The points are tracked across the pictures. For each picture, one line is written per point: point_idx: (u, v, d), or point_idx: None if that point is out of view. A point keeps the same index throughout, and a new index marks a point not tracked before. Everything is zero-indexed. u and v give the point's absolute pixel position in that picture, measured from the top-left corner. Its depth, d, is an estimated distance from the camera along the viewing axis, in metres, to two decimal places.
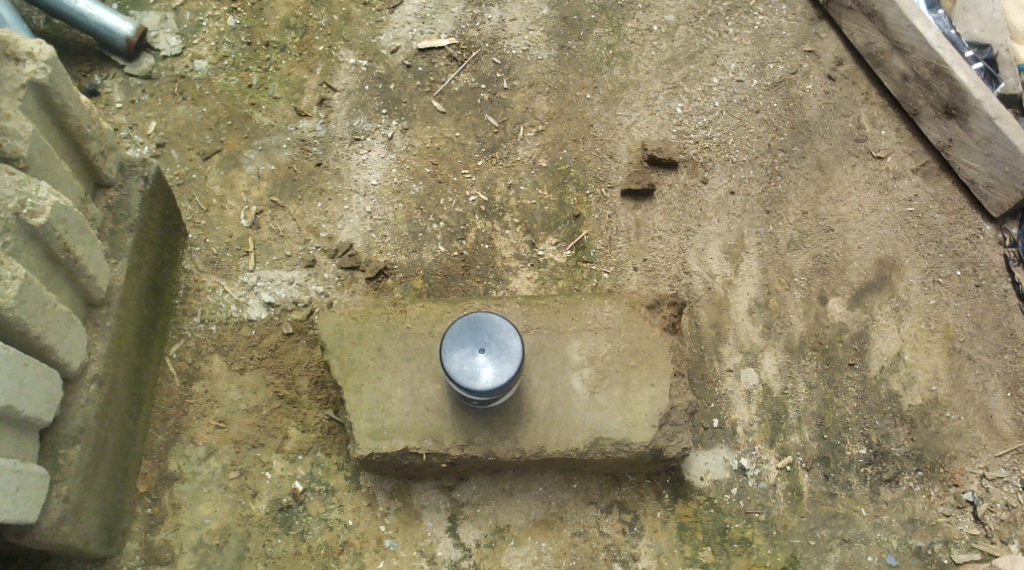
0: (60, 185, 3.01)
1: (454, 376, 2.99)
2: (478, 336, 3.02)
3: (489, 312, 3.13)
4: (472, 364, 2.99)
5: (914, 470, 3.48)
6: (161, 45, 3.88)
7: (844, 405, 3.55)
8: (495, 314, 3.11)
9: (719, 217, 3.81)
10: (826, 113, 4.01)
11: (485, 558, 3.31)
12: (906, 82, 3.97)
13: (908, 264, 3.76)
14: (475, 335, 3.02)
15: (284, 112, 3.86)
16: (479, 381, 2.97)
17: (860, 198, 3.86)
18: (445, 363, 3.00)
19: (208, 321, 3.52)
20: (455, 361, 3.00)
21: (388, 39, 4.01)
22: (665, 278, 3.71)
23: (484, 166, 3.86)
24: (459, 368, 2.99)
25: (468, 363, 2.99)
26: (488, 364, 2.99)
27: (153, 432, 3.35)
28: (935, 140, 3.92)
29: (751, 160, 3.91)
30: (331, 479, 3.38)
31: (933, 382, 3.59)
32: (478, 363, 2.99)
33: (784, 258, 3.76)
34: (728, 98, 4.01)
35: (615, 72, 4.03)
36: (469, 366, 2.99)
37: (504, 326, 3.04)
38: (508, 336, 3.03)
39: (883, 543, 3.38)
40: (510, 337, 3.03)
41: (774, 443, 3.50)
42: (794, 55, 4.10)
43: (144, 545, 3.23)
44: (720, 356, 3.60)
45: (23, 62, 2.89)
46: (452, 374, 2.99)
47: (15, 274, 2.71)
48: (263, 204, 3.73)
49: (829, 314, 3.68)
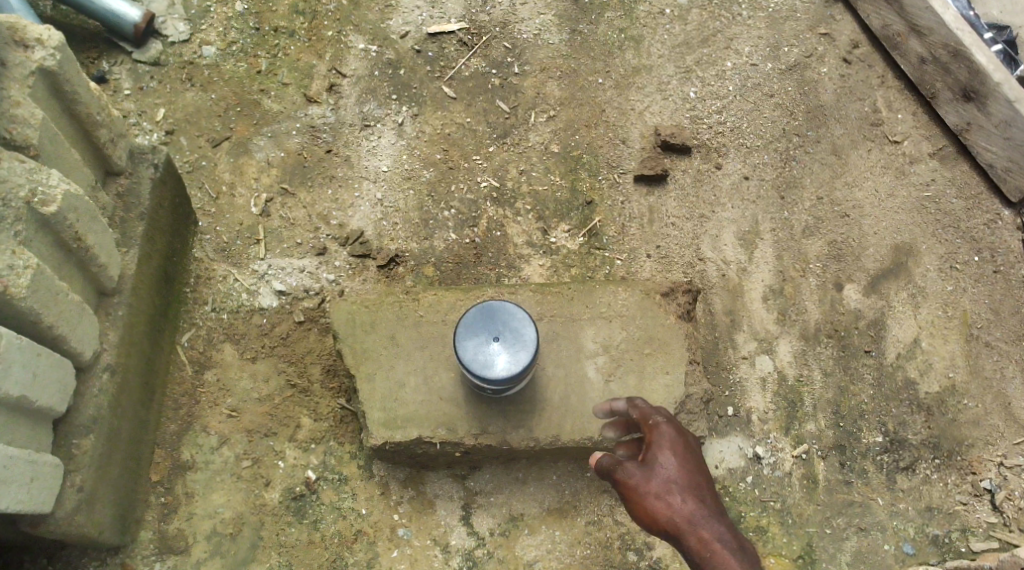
0: (71, 172, 2.98)
1: (469, 366, 2.96)
2: (491, 324, 2.99)
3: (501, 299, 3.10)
4: (486, 353, 2.96)
5: (932, 458, 3.46)
6: (169, 31, 3.84)
7: (860, 393, 3.53)
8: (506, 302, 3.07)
9: (734, 203, 3.77)
10: (841, 97, 3.96)
11: (499, 547, 3.34)
12: (924, 65, 3.93)
13: (925, 249, 3.72)
14: (487, 325, 2.99)
15: (293, 98, 3.82)
16: (494, 370, 2.95)
17: (876, 183, 3.82)
18: (460, 353, 2.97)
19: (220, 309, 3.50)
20: (470, 350, 2.97)
21: (398, 23, 3.97)
22: (679, 265, 3.68)
23: (495, 152, 3.82)
24: (474, 357, 2.96)
25: (482, 351, 2.96)
26: (503, 352, 2.97)
27: (165, 422, 3.35)
28: (952, 124, 3.89)
29: (766, 145, 3.87)
30: (344, 468, 3.38)
31: (951, 369, 3.57)
32: (493, 352, 2.96)
33: (799, 244, 3.72)
34: (742, 82, 3.97)
35: (628, 56, 3.98)
36: (484, 355, 2.96)
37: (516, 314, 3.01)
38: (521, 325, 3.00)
39: (899, 531, 3.37)
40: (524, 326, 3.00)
41: (789, 431, 3.47)
42: (809, 38, 4.05)
43: (157, 534, 3.23)
44: (735, 344, 3.56)
45: (32, 48, 2.84)
46: (467, 363, 2.96)
47: (27, 263, 2.69)
48: (273, 191, 3.70)
49: (846, 300, 3.64)
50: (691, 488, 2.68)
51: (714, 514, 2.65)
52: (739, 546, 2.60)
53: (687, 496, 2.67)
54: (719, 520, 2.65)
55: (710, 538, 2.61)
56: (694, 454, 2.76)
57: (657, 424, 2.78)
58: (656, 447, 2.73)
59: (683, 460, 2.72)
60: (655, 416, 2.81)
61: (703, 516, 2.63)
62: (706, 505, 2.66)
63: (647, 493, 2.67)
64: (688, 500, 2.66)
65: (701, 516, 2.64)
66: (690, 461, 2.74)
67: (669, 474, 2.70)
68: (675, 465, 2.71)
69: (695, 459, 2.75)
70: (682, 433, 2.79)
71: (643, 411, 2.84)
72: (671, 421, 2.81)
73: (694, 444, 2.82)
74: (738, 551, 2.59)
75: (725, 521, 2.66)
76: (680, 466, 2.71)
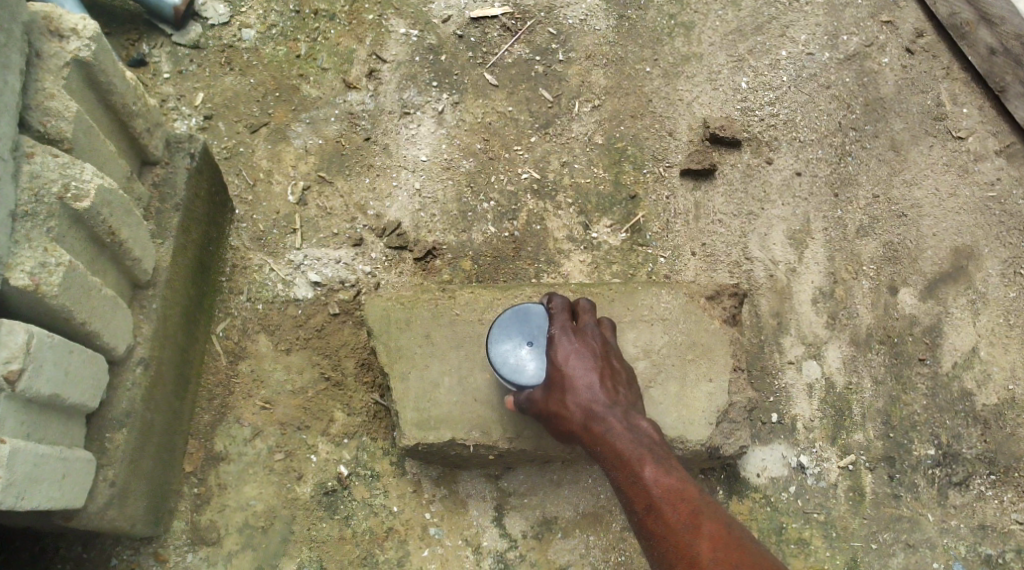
0: (105, 164, 2.93)
1: (500, 368, 2.83)
2: (528, 328, 2.86)
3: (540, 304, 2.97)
4: (518, 357, 2.83)
5: (987, 474, 3.34)
6: (209, 13, 3.76)
7: (913, 403, 3.40)
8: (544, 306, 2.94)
9: (784, 199, 3.62)
10: (903, 89, 3.77)
11: (532, 550, 3.30)
12: (993, 56, 3.76)
13: (987, 252, 3.56)
14: (522, 328, 2.86)
15: (332, 84, 3.73)
16: (524, 374, 2.81)
17: (937, 181, 3.64)
18: (492, 355, 2.85)
19: (255, 299, 3.45)
20: (503, 353, 2.84)
21: (439, 7, 3.84)
22: (725, 264, 3.55)
23: (538, 142, 3.71)
24: (506, 361, 2.83)
25: (513, 355, 2.83)
26: (534, 356, 2.82)
27: (199, 412, 3.32)
28: (1022, 120, 3.70)
29: (820, 140, 3.70)
30: (376, 464, 3.34)
31: (1010, 381, 3.43)
32: (527, 357, 2.82)
33: (853, 245, 3.57)
34: (797, 72, 3.79)
35: (677, 44, 3.83)
36: (517, 359, 2.83)
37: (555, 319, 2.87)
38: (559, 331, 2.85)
39: (949, 549, 3.26)
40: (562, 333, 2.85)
41: (836, 441, 3.35)
42: (870, 26, 3.86)
43: (190, 525, 3.22)
44: (781, 347, 3.44)
45: (67, 38, 2.79)
46: (498, 366, 2.83)
47: (59, 261, 2.66)
48: (311, 179, 3.62)
49: (900, 305, 3.50)
50: (583, 389, 2.72)
51: (605, 405, 2.69)
52: (636, 438, 2.65)
53: (579, 396, 2.71)
54: (610, 412, 2.69)
55: (603, 431, 2.67)
56: (589, 352, 2.78)
57: (551, 334, 2.81)
58: (551, 358, 2.77)
59: (577, 365, 2.75)
60: (551, 326, 2.82)
61: (596, 416, 2.69)
62: (597, 399, 2.70)
63: (546, 412, 2.77)
64: (581, 399, 2.71)
65: (593, 414, 2.69)
66: (584, 360, 2.76)
67: (561, 378, 2.74)
68: (568, 369, 2.74)
69: (590, 355, 2.78)
70: (578, 336, 2.81)
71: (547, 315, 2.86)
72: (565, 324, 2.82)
73: (593, 337, 2.83)
74: (634, 440, 2.65)
75: (619, 409, 2.70)
76: (574, 367, 2.75)
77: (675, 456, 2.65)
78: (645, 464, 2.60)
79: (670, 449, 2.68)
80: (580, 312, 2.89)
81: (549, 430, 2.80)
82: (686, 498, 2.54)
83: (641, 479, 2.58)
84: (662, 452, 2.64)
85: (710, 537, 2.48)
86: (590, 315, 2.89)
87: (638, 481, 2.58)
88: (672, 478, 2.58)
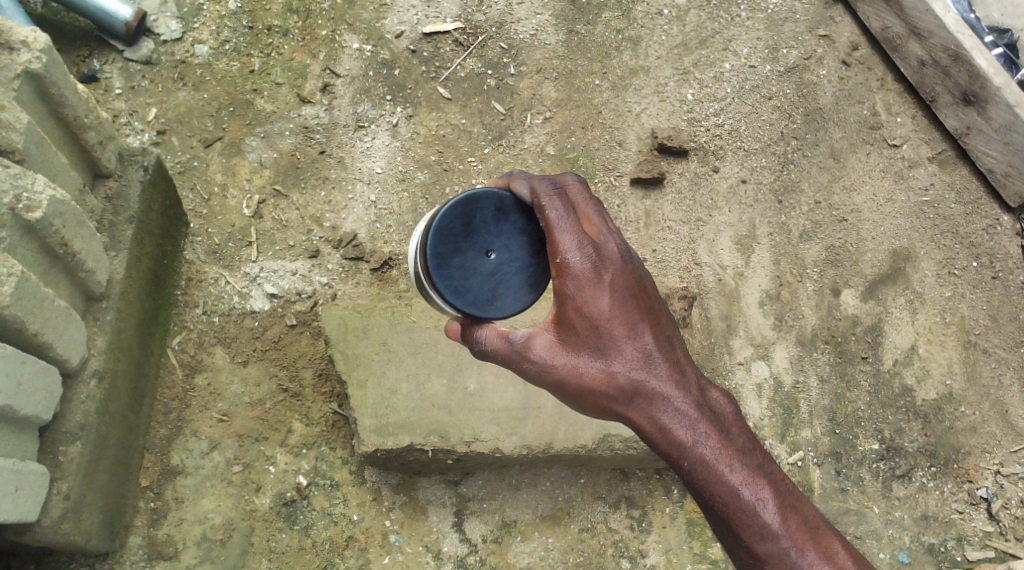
0: (57, 177, 2.92)
1: (441, 286, 2.48)
2: (478, 239, 2.50)
3: (485, 196, 2.51)
4: (470, 284, 2.49)
5: (927, 466, 3.62)
6: (161, 29, 3.67)
7: (857, 400, 3.65)
8: (490, 205, 2.51)
9: (732, 207, 3.79)
10: (840, 100, 3.96)
11: (492, 554, 3.39)
12: (924, 68, 3.96)
13: (923, 255, 3.82)
14: (470, 235, 2.50)
15: (286, 98, 3.71)
16: (481, 306, 2.49)
17: (875, 187, 3.87)
18: (432, 268, 2.48)
19: (211, 312, 3.44)
20: (445, 266, 2.48)
21: (392, 22, 3.84)
22: (676, 269, 3.67)
23: (491, 154, 3.78)
24: (450, 278, 2.48)
25: (465, 282, 2.48)
26: (488, 283, 2.49)
27: (154, 426, 3.29)
28: (952, 128, 3.96)
29: (764, 148, 3.87)
30: (335, 474, 3.36)
31: (947, 376, 3.71)
32: (475, 276, 2.49)
33: (796, 249, 3.77)
34: (740, 84, 3.94)
35: (625, 58, 3.93)
36: (463, 278, 2.49)
37: (513, 226, 2.52)
38: (518, 243, 2.52)
39: (894, 540, 3.51)
40: (521, 247, 2.52)
41: (785, 438, 3.56)
42: (808, 39, 4.02)
43: (147, 540, 3.19)
44: (732, 349, 3.60)
45: (18, 50, 2.78)
46: (441, 284, 2.48)
47: (10, 271, 2.62)
48: (266, 193, 3.61)
49: (842, 306, 3.73)
50: (639, 369, 2.49)
51: (677, 396, 2.51)
52: (722, 437, 2.52)
53: (635, 377, 2.49)
54: (686, 406, 2.51)
55: (683, 431, 2.50)
56: (629, 308, 2.50)
57: (568, 267, 2.45)
58: (586, 317, 2.47)
59: (631, 339, 2.50)
60: (563, 252, 2.45)
61: (664, 407, 2.50)
62: (663, 385, 2.51)
63: (596, 393, 2.49)
64: (637, 381, 2.50)
65: (660, 404, 2.50)
66: (628, 323, 2.50)
67: (606, 352, 2.48)
68: (616, 336, 2.49)
69: (631, 312, 2.50)
70: (607, 275, 2.48)
71: (547, 226, 2.46)
72: (587, 254, 2.46)
73: (622, 271, 2.51)
74: (724, 446, 2.51)
75: (692, 398, 2.52)
76: (621, 334, 2.49)
77: (770, 456, 2.56)
78: (753, 486, 2.49)
79: (755, 438, 2.58)
80: (585, 215, 2.53)
81: (584, 406, 2.54)
82: (810, 530, 2.51)
83: (758, 511, 2.48)
84: (752, 453, 2.54)
85: (828, 551, 2.50)
86: (599, 219, 2.54)
87: (754, 514, 2.48)
88: (785, 501, 2.51)
